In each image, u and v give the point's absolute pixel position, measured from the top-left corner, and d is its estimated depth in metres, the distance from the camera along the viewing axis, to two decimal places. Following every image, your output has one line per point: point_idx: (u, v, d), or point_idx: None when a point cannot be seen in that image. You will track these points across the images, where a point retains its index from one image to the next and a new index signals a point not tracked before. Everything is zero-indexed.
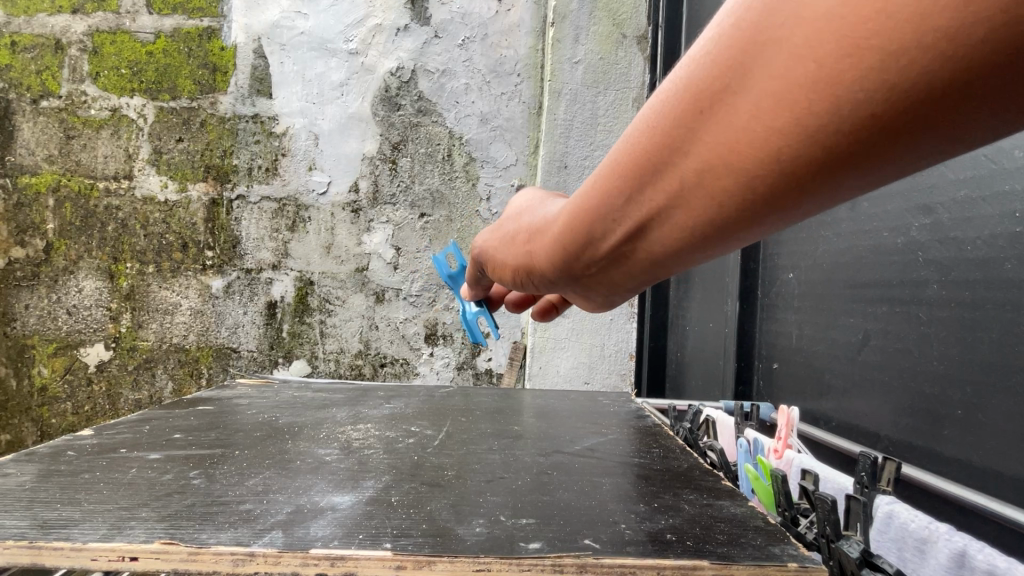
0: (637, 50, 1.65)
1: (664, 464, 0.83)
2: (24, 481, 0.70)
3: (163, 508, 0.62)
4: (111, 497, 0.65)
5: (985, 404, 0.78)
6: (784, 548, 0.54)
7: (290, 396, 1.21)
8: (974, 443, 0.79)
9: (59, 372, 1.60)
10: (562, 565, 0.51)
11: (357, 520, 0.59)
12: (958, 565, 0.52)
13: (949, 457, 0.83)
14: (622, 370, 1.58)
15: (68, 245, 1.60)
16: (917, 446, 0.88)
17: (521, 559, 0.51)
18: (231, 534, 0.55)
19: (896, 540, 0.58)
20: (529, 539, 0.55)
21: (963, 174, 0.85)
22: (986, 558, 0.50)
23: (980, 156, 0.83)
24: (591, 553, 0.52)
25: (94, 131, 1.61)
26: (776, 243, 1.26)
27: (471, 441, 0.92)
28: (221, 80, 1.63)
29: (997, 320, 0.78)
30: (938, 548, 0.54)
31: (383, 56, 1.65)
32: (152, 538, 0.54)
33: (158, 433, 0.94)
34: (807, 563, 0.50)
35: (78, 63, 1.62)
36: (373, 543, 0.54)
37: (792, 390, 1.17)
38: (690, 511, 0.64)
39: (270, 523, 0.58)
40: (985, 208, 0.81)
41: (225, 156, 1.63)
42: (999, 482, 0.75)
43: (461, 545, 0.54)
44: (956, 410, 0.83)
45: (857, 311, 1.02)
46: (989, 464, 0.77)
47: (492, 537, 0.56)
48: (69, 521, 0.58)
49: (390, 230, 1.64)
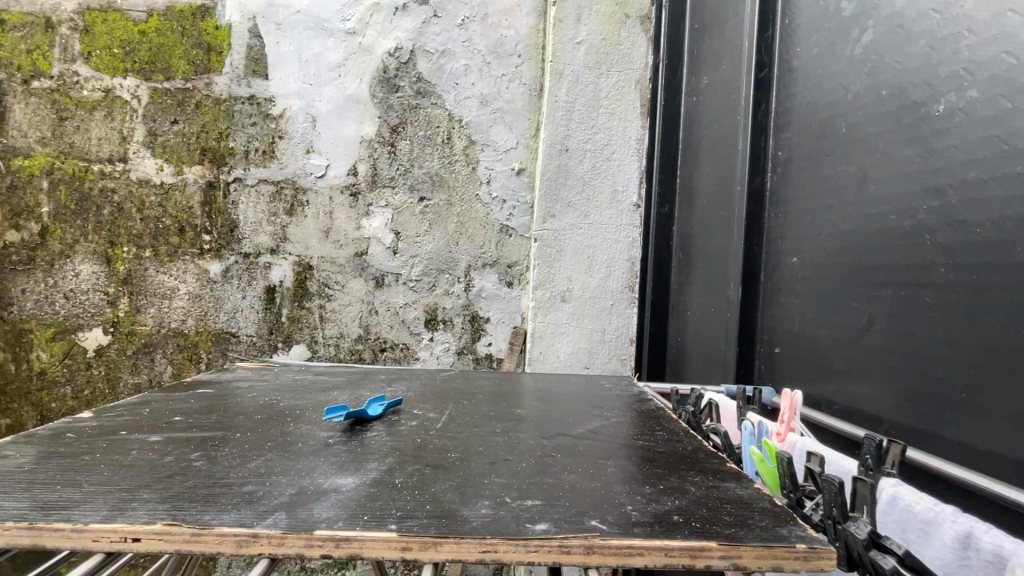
0: (640, 31, 1.64)
1: (668, 447, 0.83)
2: (24, 463, 0.70)
3: (165, 489, 0.62)
4: (113, 479, 0.65)
5: (988, 387, 0.77)
6: (791, 530, 0.54)
7: (290, 379, 1.22)
8: (977, 426, 0.78)
9: (57, 357, 1.58)
10: (569, 546, 0.51)
11: (360, 501, 0.60)
12: (963, 546, 0.52)
13: (952, 440, 0.81)
14: (622, 355, 1.61)
15: (64, 228, 1.58)
16: (921, 430, 0.87)
17: (527, 540, 0.51)
18: (234, 515, 0.56)
19: (899, 522, 0.58)
20: (535, 520, 0.56)
21: (974, 154, 0.81)
22: (992, 539, 0.50)
23: (992, 136, 0.78)
24: (598, 534, 0.53)
25: (88, 112, 1.59)
26: (779, 225, 1.25)
27: (474, 424, 0.93)
28: (215, 60, 1.60)
29: (1003, 303, 0.76)
30: (943, 529, 0.54)
31: (380, 37, 1.63)
32: (154, 519, 0.54)
33: (158, 415, 0.94)
34: (816, 544, 0.51)
35: (69, 42, 1.59)
36: (378, 524, 0.54)
37: (795, 372, 1.17)
38: (695, 493, 0.64)
39: (274, 505, 0.58)
40: (996, 189, 0.77)
41: (222, 138, 1.61)
42: (1002, 465, 0.74)
43: (466, 525, 0.54)
44: (959, 393, 0.81)
45: (862, 294, 1.01)
46: (991, 447, 0.76)
47: (497, 518, 0.56)
48: (70, 502, 0.58)
49: (389, 214, 1.63)
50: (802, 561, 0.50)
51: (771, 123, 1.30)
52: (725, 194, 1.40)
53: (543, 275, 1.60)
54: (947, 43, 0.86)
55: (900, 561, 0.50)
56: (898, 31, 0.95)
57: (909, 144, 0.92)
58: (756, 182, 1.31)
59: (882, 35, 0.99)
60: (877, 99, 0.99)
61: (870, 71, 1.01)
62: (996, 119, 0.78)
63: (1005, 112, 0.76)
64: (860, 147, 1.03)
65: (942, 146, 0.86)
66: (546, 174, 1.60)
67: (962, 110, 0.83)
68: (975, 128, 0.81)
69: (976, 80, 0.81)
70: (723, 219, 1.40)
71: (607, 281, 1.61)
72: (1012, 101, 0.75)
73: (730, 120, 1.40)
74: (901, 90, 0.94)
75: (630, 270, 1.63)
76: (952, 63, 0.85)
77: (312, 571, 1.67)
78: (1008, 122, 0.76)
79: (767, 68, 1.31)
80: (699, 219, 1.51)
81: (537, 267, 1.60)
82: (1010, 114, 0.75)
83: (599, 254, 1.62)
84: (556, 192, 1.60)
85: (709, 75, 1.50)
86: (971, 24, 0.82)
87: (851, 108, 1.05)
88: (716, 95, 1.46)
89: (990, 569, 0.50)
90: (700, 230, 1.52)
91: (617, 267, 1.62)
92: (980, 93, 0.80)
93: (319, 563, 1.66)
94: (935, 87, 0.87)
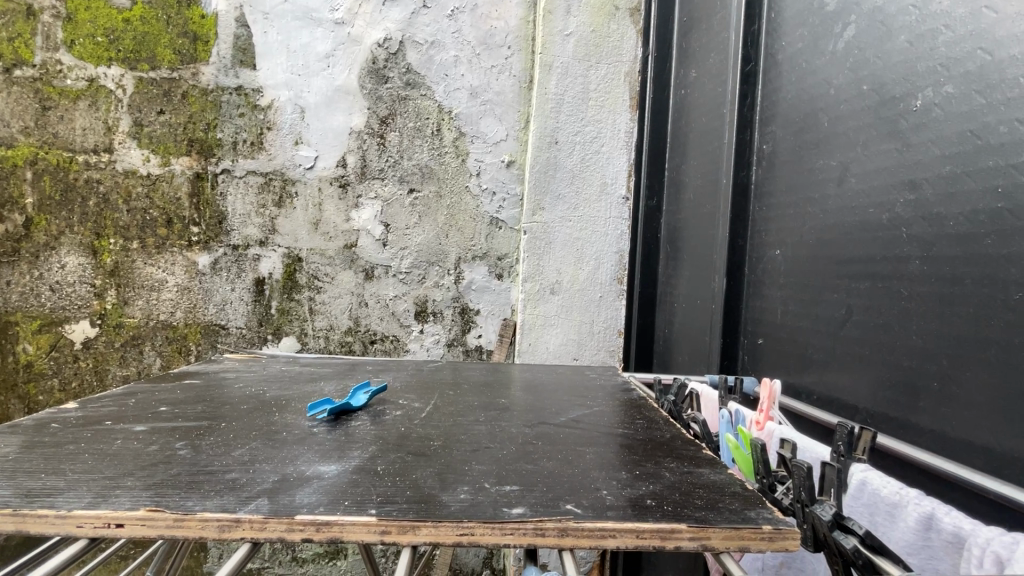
0: (629, 24, 1.64)
1: (646, 434, 0.84)
2: (8, 452, 0.69)
3: (149, 477, 0.62)
4: (97, 466, 0.65)
5: (960, 376, 0.76)
6: (759, 512, 0.55)
7: (278, 370, 1.22)
8: (948, 414, 0.78)
9: (43, 349, 1.57)
10: (544, 529, 0.52)
11: (342, 488, 0.60)
12: (924, 527, 0.54)
13: (924, 428, 0.81)
14: (610, 347, 1.64)
15: (48, 220, 1.56)
16: (895, 419, 0.87)
17: (504, 523, 0.52)
18: (218, 501, 0.56)
19: (868, 505, 0.60)
20: (512, 504, 0.57)
21: (949, 149, 0.80)
22: (952, 520, 0.51)
23: (965, 132, 0.78)
24: (573, 517, 0.54)
25: (72, 101, 1.56)
26: (763, 218, 1.26)
27: (458, 413, 0.93)
28: (201, 50, 1.59)
29: (975, 294, 0.75)
30: (907, 512, 0.55)
31: (370, 27, 1.63)
32: (138, 505, 0.54)
33: (144, 405, 0.94)
34: (781, 525, 0.51)
35: (51, 30, 1.55)
36: (359, 509, 0.55)
37: (775, 361, 1.18)
38: (671, 478, 0.66)
39: (257, 491, 0.59)
40: (969, 183, 0.77)
41: (209, 129, 1.60)
42: (970, 452, 0.74)
43: (444, 510, 0.55)
44: (931, 382, 0.81)
45: (841, 286, 1.00)
46: (962, 434, 0.75)
47: (476, 502, 0.57)
48: (54, 489, 0.58)
49: (379, 206, 1.63)
50: (768, 541, 0.51)
51: (756, 116, 1.31)
52: (711, 188, 1.42)
53: (533, 267, 1.61)
54: (925, 39, 0.86)
55: (862, 541, 0.51)
56: (878, 27, 0.96)
57: (887, 138, 0.92)
58: (741, 177, 1.32)
59: (864, 30, 0.99)
60: (858, 94, 0.99)
61: (852, 66, 1.02)
62: (969, 114, 0.77)
63: (979, 107, 0.76)
64: (841, 141, 1.03)
65: (919, 140, 0.85)
66: (536, 167, 1.60)
67: (938, 105, 0.82)
68: (950, 123, 0.80)
69: (952, 76, 0.81)
70: (709, 212, 1.42)
71: (595, 272, 1.63)
72: (985, 97, 0.75)
73: (716, 113, 1.41)
74: (881, 84, 0.94)
75: (619, 263, 1.65)
76: (929, 59, 0.85)
77: (304, 560, 1.68)
78: (982, 117, 0.76)
79: (753, 62, 1.32)
80: (686, 210, 1.53)
81: (526, 259, 1.61)
82: (983, 110, 0.75)
83: (588, 247, 1.63)
84: (545, 185, 1.61)
85: (697, 68, 1.51)
86: (949, 20, 0.82)
87: (833, 103, 1.06)
88: (703, 88, 1.47)
89: (949, 549, 0.51)
90: (686, 224, 1.53)
91: (606, 259, 1.63)
92: (955, 89, 0.79)
93: (310, 553, 1.68)
94: (913, 82, 0.87)
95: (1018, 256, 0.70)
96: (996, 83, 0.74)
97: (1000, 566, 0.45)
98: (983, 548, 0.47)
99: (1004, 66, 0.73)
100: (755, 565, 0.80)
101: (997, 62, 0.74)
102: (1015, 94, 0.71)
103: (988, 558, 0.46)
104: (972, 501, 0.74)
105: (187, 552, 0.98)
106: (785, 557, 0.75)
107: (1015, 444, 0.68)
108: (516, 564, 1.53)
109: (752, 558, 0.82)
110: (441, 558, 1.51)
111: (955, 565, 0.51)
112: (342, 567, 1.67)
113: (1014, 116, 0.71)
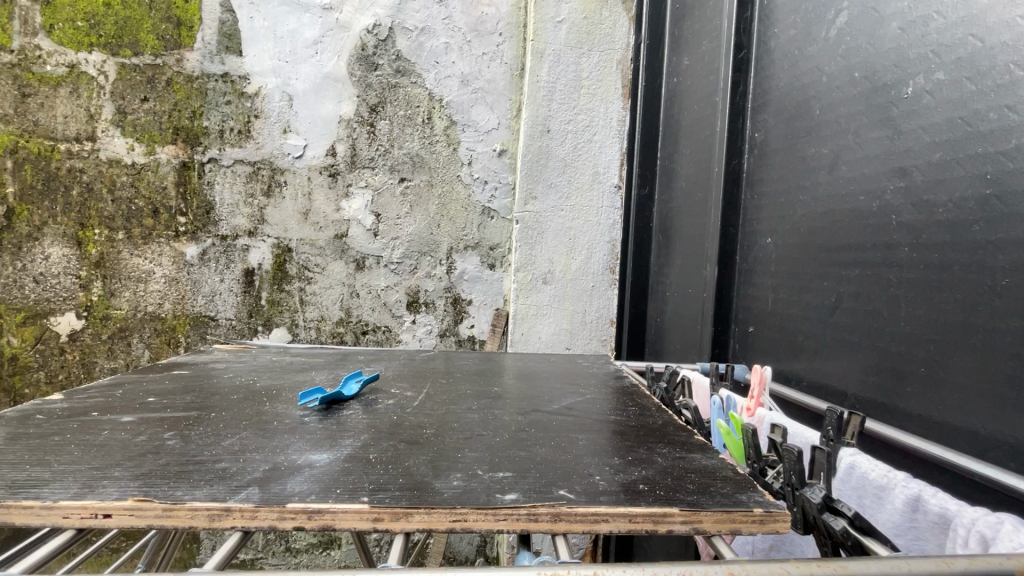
0: (622, 10, 1.63)
1: (639, 420, 0.82)
2: None
3: (136, 467, 0.59)
4: (82, 458, 0.62)
5: (947, 361, 0.77)
6: (751, 495, 0.54)
7: (268, 360, 1.21)
8: (935, 399, 0.78)
9: (29, 342, 1.54)
10: (536, 514, 0.50)
11: (334, 476, 0.58)
12: (912, 510, 0.54)
13: (910, 413, 0.82)
14: (603, 335, 1.64)
15: (30, 210, 1.52)
16: (882, 404, 0.87)
17: (496, 509, 0.51)
18: (208, 491, 0.54)
19: (855, 489, 0.60)
20: (505, 491, 0.55)
21: (939, 136, 0.80)
22: (938, 502, 0.52)
23: (956, 119, 0.78)
24: (565, 503, 0.52)
25: (53, 88, 1.53)
26: (755, 205, 1.26)
27: (450, 401, 0.92)
28: (186, 35, 1.56)
29: (962, 280, 0.75)
30: (895, 494, 0.55)
31: (359, 13, 1.60)
32: (126, 495, 0.52)
33: (132, 396, 0.91)
34: (771, 508, 0.51)
35: (30, 14, 1.51)
36: (350, 496, 0.53)
37: (766, 347, 1.19)
38: (663, 463, 0.64)
39: (247, 480, 0.56)
40: (958, 170, 0.77)
41: (196, 117, 1.58)
42: (957, 436, 0.75)
43: (438, 496, 0.53)
44: (918, 367, 0.81)
45: (831, 273, 1.00)
46: (948, 418, 0.76)
47: (469, 489, 0.55)
48: (38, 481, 0.55)
49: (369, 196, 1.63)
50: (758, 524, 0.50)
51: (749, 104, 1.31)
52: (703, 175, 1.42)
53: (525, 258, 1.61)
54: (916, 25, 0.85)
55: (850, 523, 0.51)
56: (870, 13, 0.95)
57: (878, 124, 0.91)
58: (731, 160, 1.32)
59: (855, 15, 0.99)
60: (850, 80, 0.99)
61: (844, 52, 1.01)
62: (959, 101, 0.77)
63: (970, 94, 0.76)
64: (833, 127, 1.03)
65: (909, 128, 0.85)
66: (529, 155, 1.59)
67: (929, 92, 0.82)
68: (940, 110, 0.80)
69: (943, 62, 0.80)
70: (701, 199, 1.42)
71: (587, 261, 1.63)
72: (975, 83, 0.75)
73: (708, 99, 1.41)
74: (872, 72, 0.94)
75: (610, 252, 1.64)
76: (920, 45, 0.84)
77: (297, 550, 1.69)
78: (972, 104, 0.76)
79: (745, 48, 1.31)
80: (679, 196, 1.54)
81: (518, 248, 1.61)
82: (974, 97, 0.75)
83: (580, 235, 1.63)
84: (538, 173, 1.60)
85: (689, 54, 1.50)
86: (940, 6, 0.81)
87: (825, 89, 1.06)
88: (697, 73, 1.47)
89: (935, 530, 0.52)
90: (679, 209, 1.53)
91: (598, 248, 1.63)
92: (946, 75, 0.79)
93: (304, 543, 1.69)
94: (904, 69, 0.87)
95: (1005, 242, 0.70)
96: (987, 69, 0.74)
97: (984, 545, 0.46)
98: (967, 528, 0.48)
99: (995, 52, 0.73)
100: (745, 548, 0.80)
101: (988, 49, 0.74)
102: (1004, 81, 0.71)
103: (973, 537, 0.47)
104: (957, 486, 0.75)
105: (179, 544, 0.97)
106: (774, 541, 0.75)
107: (999, 428, 0.69)
108: (508, 550, 1.55)
109: (743, 541, 0.82)
110: (433, 547, 1.52)
111: (940, 546, 0.51)
112: (336, 556, 1.69)
113: (1002, 103, 0.71)
